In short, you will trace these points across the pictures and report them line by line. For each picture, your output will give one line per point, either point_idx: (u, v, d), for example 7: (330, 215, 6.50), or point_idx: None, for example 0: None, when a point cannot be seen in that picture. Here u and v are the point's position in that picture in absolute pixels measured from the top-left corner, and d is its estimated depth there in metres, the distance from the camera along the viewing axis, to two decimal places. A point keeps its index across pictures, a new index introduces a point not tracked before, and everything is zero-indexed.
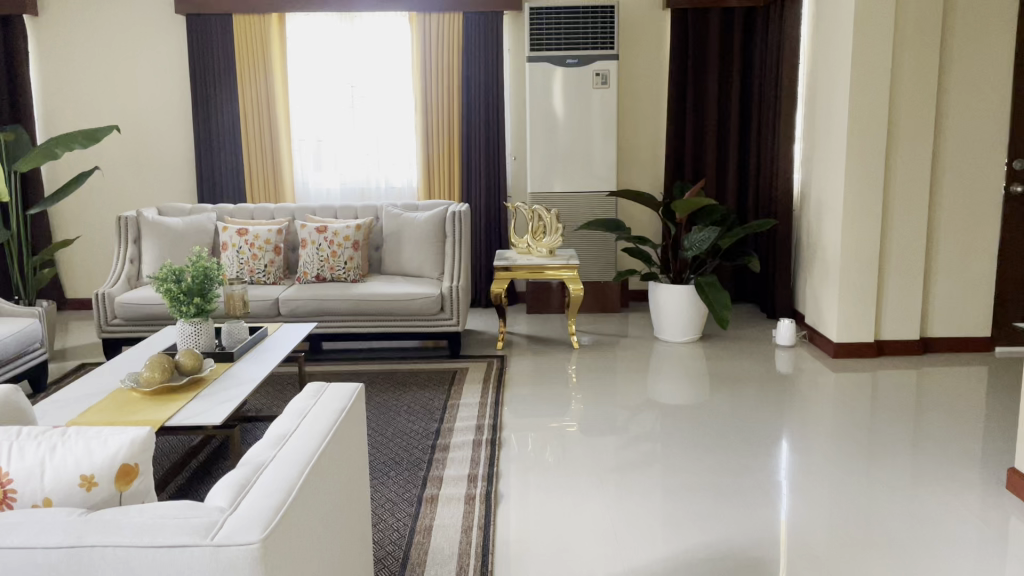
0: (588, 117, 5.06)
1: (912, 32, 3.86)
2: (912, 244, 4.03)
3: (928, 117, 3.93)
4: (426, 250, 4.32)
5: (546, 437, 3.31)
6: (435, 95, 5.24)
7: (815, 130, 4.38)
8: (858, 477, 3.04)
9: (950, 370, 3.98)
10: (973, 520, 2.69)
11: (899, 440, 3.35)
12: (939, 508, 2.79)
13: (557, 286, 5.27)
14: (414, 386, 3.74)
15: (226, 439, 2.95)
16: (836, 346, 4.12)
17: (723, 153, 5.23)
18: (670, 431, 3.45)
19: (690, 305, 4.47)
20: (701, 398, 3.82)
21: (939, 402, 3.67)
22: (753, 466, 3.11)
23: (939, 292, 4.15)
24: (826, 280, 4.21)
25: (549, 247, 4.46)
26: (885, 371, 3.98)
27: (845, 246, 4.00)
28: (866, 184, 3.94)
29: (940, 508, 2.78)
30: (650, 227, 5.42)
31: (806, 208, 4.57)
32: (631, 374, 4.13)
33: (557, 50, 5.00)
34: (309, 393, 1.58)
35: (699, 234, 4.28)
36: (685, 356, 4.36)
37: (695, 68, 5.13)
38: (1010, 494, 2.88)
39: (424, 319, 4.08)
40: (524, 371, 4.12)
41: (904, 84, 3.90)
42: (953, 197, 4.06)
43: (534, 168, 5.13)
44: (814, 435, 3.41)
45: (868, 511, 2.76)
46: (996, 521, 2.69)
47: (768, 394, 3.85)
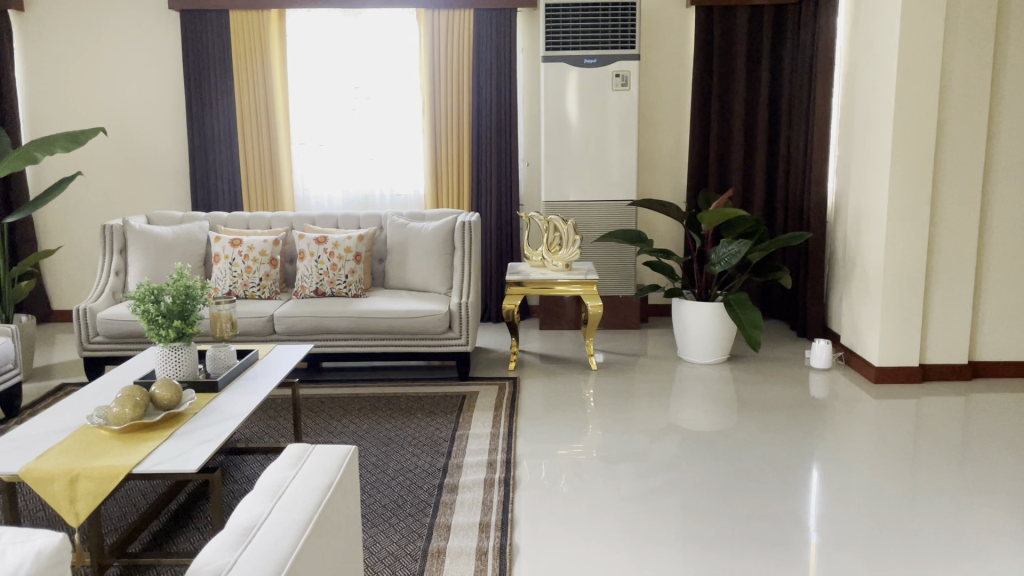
0: (605, 120, 4.76)
1: (963, 30, 3.55)
2: (961, 259, 3.71)
3: (980, 122, 3.61)
4: (433, 263, 4.02)
5: (566, 470, 2.99)
6: (443, 97, 4.94)
7: (854, 137, 4.07)
8: (913, 516, 2.71)
9: (1003, 398, 3.66)
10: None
11: (955, 475, 3.02)
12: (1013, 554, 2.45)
13: (571, 300, 4.96)
14: (420, 414, 3.43)
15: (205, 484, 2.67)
16: (877, 370, 3.80)
17: (751, 161, 4.92)
18: (702, 463, 3.13)
19: (716, 325, 4.15)
20: (731, 426, 3.50)
21: (995, 432, 3.35)
22: (795, 502, 2.80)
23: (989, 313, 3.83)
24: (867, 298, 3.90)
25: (565, 260, 4.15)
26: (930, 398, 3.66)
27: (889, 261, 3.68)
28: (911, 193, 3.62)
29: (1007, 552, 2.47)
30: (671, 239, 5.12)
31: (843, 220, 4.26)
32: (652, 398, 3.82)
33: (574, 48, 4.70)
34: (286, 466, 1.26)
35: (728, 247, 3.97)
36: (711, 379, 4.05)
37: (720, 69, 4.83)
38: None
39: (431, 338, 3.77)
40: (538, 395, 3.81)
41: (954, 86, 3.58)
42: (1005, 211, 3.74)
43: (548, 174, 4.83)
44: (859, 467, 3.09)
45: (929, 557, 2.44)
46: None
47: (804, 420, 3.53)
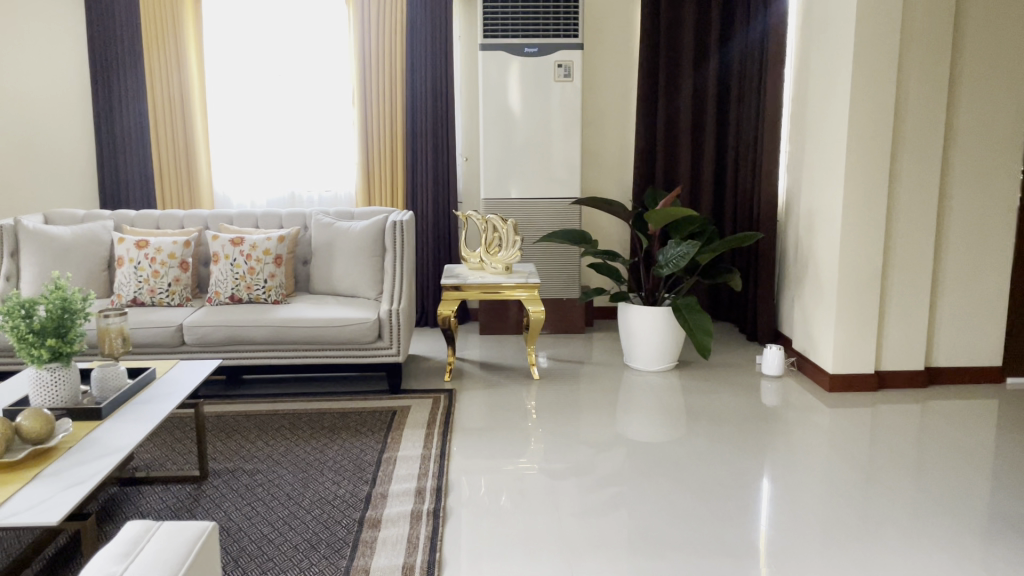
0: (547, 113, 4.51)
1: (920, 21, 3.38)
2: (918, 262, 3.56)
3: (936, 117, 3.46)
4: (361, 266, 3.71)
5: (502, 491, 2.73)
6: (375, 86, 4.62)
7: (807, 133, 3.88)
8: (874, 531, 2.51)
9: (958, 404, 3.52)
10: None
11: (916, 486, 2.84)
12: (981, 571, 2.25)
13: (512, 304, 4.71)
14: (344, 433, 3.13)
15: (78, 533, 2.30)
16: (831, 377, 3.63)
17: (699, 157, 4.73)
18: (650, 476, 2.90)
19: (665, 331, 3.94)
20: (680, 436, 3.28)
21: (953, 440, 3.19)
22: (748, 518, 2.58)
23: (945, 317, 3.69)
24: (821, 302, 3.73)
25: (504, 263, 3.88)
26: (886, 406, 3.51)
27: (843, 262, 3.51)
28: (866, 190, 3.45)
29: (966, 567, 2.29)
30: (617, 239, 4.90)
31: (794, 220, 4.08)
32: (597, 408, 3.58)
33: (514, 37, 4.43)
34: (115, 558, 0.97)
35: (676, 248, 3.75)
36: (659, 387, 3.83)
37: (668, 61, 4.61)
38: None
39: (358, 347, 3.47)
40: (475, 407, 3.53)
41: (910, 79, 3.42)
42: (963, 210, 3.59)
43: (487, 170, 4.55)
44: (814, 480, 2.89)
45: None
46: None
47: (756, 430, 3.33)
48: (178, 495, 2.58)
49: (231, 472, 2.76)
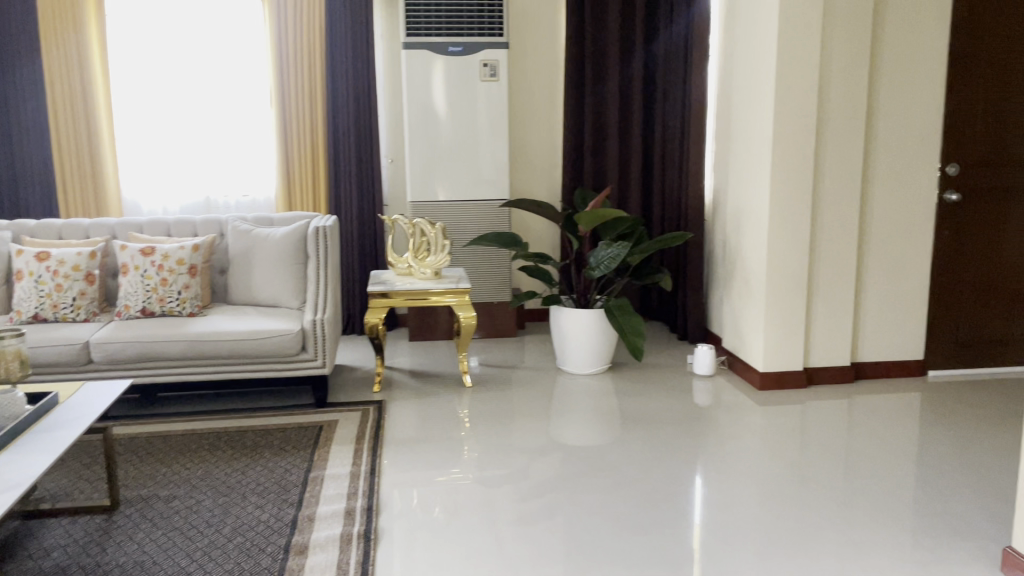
0: (473, 113, 4.42)
1: (841, 21, 3.42)
2: (843, 259, 3.62)
3: (857, 116, 3.51)
4: (282, 274, 3.56)
5: (436, 505, 2.62)
6: (293, 86, 4.46)
7: (732, 133, 3.90)
8: (810, 528, 2.50)
9: (883, 398, 3.58)
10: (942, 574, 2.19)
11: (848, 479, 2.85)
12: (917, 565, 2.26)
13: (442, 309, 4.61)
14: (267, 452, 2.98)
15: None
16: (762, 376, 3.65)
17: (627, 157, 4.71)
18: (586, 481, 2.84)
19: (597, 333, 3.90)
20: (615, 439, 3.24)
21: (881, 433, 3.23)
22: (685, 519, 2.55)
23: (870, 312, 3.75)
24: (749, 301, 3.75)
25: (433, 268, 3.77)
26: (815, 402, 3.54)
27: (771, 261, 3.53)
28: (792, 189, 3.48)
29: (898, 557, 2.30)
30: (547, 241, 4.85)
31: (722, 219, 4.10)
32: (531, 413, 3.51)
33: (437, 35, 4.33)
34: None
35: (607, 250, 3.71)
36: (593, 391, 3.79)
37: (594, 61, 4.58)
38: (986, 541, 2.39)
39: (281, 360, 3.32)
40: (406, 418, 3.42)
41: (832, 78, 3.46)
42: (884, 207, 3.66)
43: (412, 172, 4.43)
44: (749, 477, 2.89)
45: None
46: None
47: (690, 430, 3.32)
48: (87, 528, 2.40)
49: (145, 499, 2.59)
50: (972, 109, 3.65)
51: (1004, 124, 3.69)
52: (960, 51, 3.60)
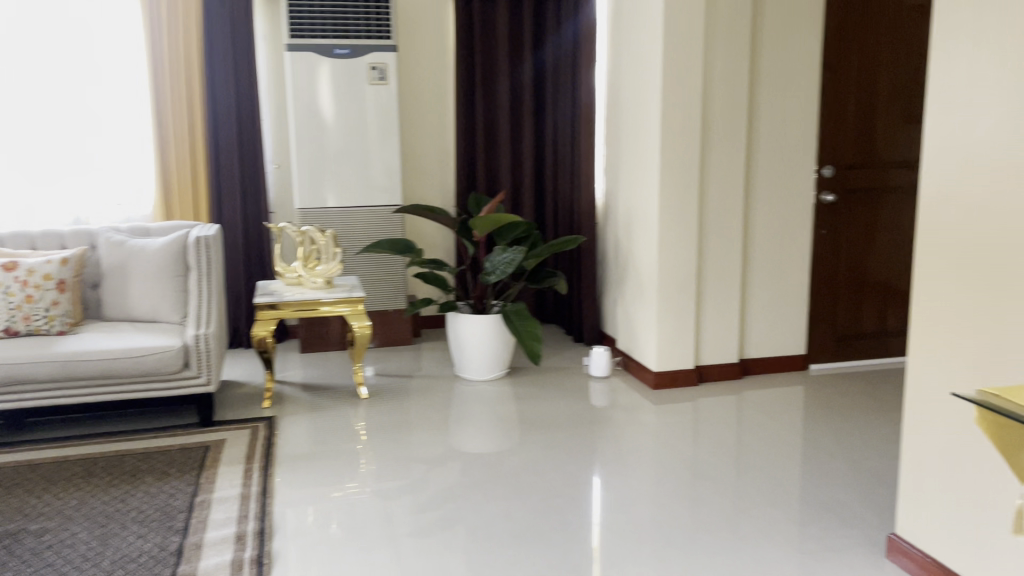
0: (362, 117, 4.32)
1: (722, 29, 3.53)
2: (729, 259, 3.73)
3: (739, 121, 3.63)
4: (161, 288, 3.36)
5: (332, 523, 2.53)
6: (169, 89, 4.25)
7: (622, 137, 3.96)
8: (707, 522, 2.55)
9: (770, 393, 3.72)
10: (829, 560, 2.28)
11: (740, 473, 2.93)
12: (808, 553, 2.33)
13: (334, 319, 4.48)
14: (150, 477, 2.80)
15: None
16: (656, 376, 3.72)
17: (519, 162, 4.72)
18: (487, 489, 2.81)
19: (494, 339, 3.88)
20: (514, 444, 3.22)
21: (768, 427, 3.35)
22: (584, 521, 2.56)
23: (756, 310, 3.88)
24: (642, 302, 3.81)
25: (324, 277, 3.66)
26: (707, 399, 3.64)
27: (662, 263, 3.61)
28: (680, 192, 3.56)
29: (788, 546, 2.37)
30: (440, 246, 4.80)
31: (613, 223, 4.16)
32: (428, 422, 3.45)
33: (323, 37, 4.21)
34: None
35: (502, 255, 3.70)
36: (491, 397, 3.76)
37: (484, 65, 4.57)
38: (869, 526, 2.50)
39: (161, 378, 3.13)
40: (299, 433, 3.30)
41: (715, 84, 3.56)
42: (765, 208, 3.80)
43: (299, 178, 4.29)
44: (646, 476, 2.93)
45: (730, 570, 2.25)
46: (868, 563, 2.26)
47: (587, 432, 3.34)
48: None
49: (11, 536, 2.38)
50: (844, 115, 3.84)
51: (873, 130, 3.89)
52: (833, 59, 3.77)
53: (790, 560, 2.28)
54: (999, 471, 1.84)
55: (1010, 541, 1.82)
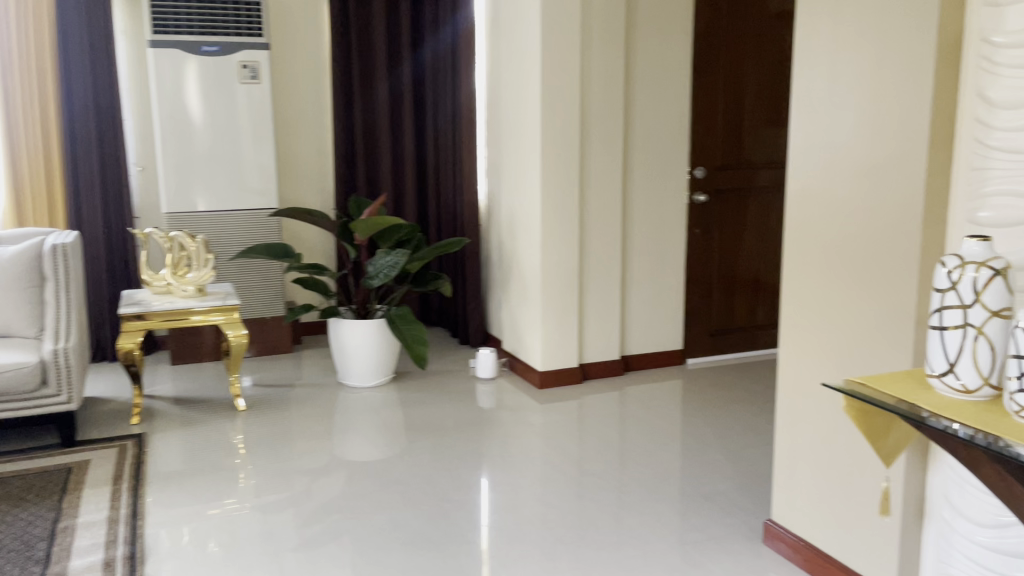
0: (234, 117, 4.15)
1: (598, 32, 3.60)
2: (609, 258, 3.81)
3: (617, 123, 3.71)
4: (13, 300, 3.11)
5: (210, 541, 2.41)
6: (20, 89, 4.00)
7: (503, 138, 3.98)
8: (594, 518, 2.58)
9: (651, 388, 3.82)
10: (709, 548, 2.35)
11: (624, 467, 2.99)
12: (691, 542, 2.40)
13: (208, 328, 4.28)
14: (4, 504, 2.59)
15: None
16: (542, 375, 3.75)
17: (400, 163, 4.66)
18: (373, 496, 2.75)
19: (377, 344, 3.80)
20: (401, 450, 3.17)
21: (650, 421, 3.44)
22: (473, 523, 2.54)
23: (636, 308, 3.98)
24: (526, 303, 3.84)
25: (196, 284, 3.49)
26: (591, 396, 3.70)
27: (545, 263, 3.64)
28: (562, 192, 3.61)
29: (672, 536, 2.44)
30: (320, 251, 4.68)
31: (496, 224, 4.17)
32: (311, 432, 3.34)
33: (189, 33, 4.02)
34: None
35: (384, 258, 3.63)
36: (375, 403, 3.69)
37: (362, 65, 4.48)
38: (747, 513, 2.60)
39: (17, 398, 2.91)
40: (172, 450, 3.13)
41: (593, 86, 3.63)
42: (643, 208, 3.91)
43: (166, 181, 4.07)
44: (533, 475, 2.94)
45: (618, 563, 2.29)
46: (746, 548, 2.35)
47: (475, 434, 3.33)
48: None
49: None
50: (713, 118, 3.99)
51: (741, 132, 4.07)
52: (702, 64, 3.92)
53: (674, 551, 2.34)
54: (863, 456, 1.95)
55: (874, 521, 1.93)
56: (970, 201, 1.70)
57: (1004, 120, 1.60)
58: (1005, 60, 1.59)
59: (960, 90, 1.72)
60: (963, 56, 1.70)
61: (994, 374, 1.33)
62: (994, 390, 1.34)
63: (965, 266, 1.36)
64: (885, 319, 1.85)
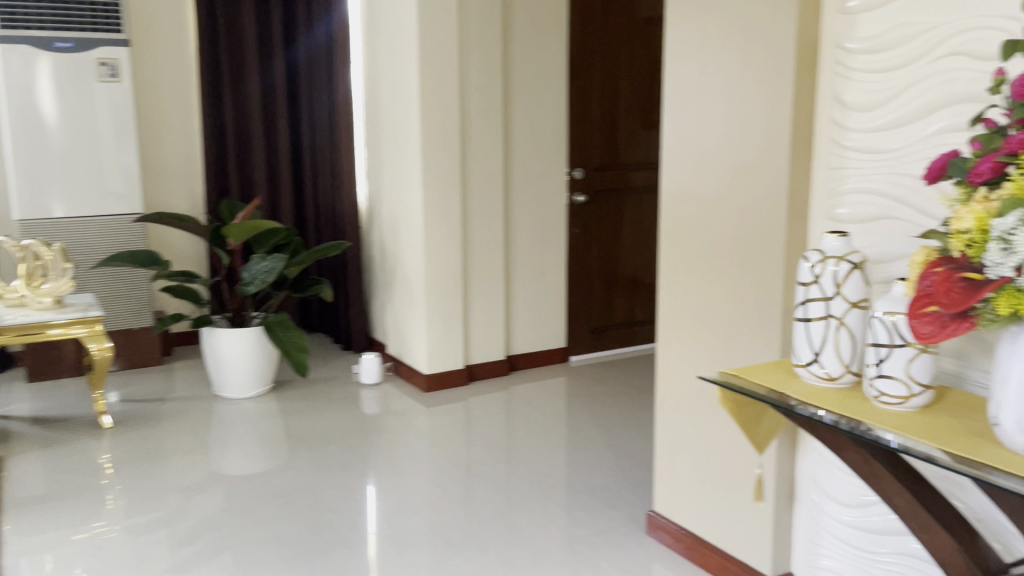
0: (92, 117, 3.91)
1: (475, 33, 3.61)
2: (492, 259, 3.83)
3: (496, 124, 3.73)
4: None
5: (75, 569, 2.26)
6: None
7: (382, 140, 3.92)
8: (483, 518, 2.59)
9: (536, 386, 3.86)
10: (595, 542, 2.40)
11: (511, 466, 3.01)
12: (578, 536, 2.44)
13: (68, 342, 4.02)
14: None
15: None
16: (428, 379, 3.72)
17: (275, 165, 4.52)
18: (255, 510, 2.65)
19: (255, 353, 3.67)
20: (282, 461, 3.07)
21: (536, 420, 3.47)
22: (359, 532, 2.49)
23: (520, 308, 4.01)
24: (410, 306, 3.80)
25: (53, 295, 3.26)
26: (477, 397, 3.70)
27: (428, 265, 3.62)
28: (443, 194, 3.59)
29: (560, 532, 2.47)
30: (191, 257, 4.48)
31: (377, 226, 4.11)
32: (186, 447, 3.19)
33: (39, 28, 3.76)
34: None
35: (260, 263, 3.51)
36: (254, 414, 3.56)
37: (232, 63, 4.31)
38: (631, 504, 2.67)
39: None
40: (30, 473, 2.91)
41: (471, 87, 3.63)
42: (524, 208, 3.94)
43: (17, 186, 3.79)
44: (421, 479, 2.91)
45: (507, 562, 2.30)
46: (631, 539, 2.41)
47: (360, 441, 3.26)
48: None
49: None
50: (590, 119, 4.07)
51: (617, 134, 4.17)
52: (578, 67, 4.00)
53: (562, 546, 2.37)
54: (737, 445, 2.03)
55: (749, 506, 2.02)
56: (829, 198, 1.81)
57: (860, 122, 1.71)
58: (858, 65, 1.70)
59: (817, 95, 1.82)
60: (820, 62, 1.80)
61: (855, 362, 1.42)
62: (856, 376, 1.42)
63: (826, 261, 1.44)
64: (755, 313, 1.93)
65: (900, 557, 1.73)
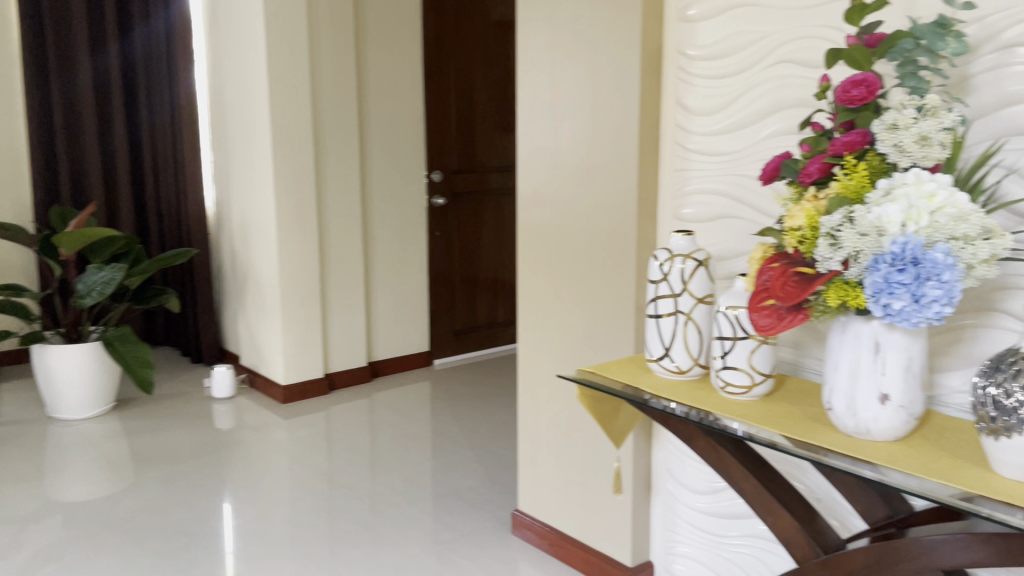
0: None
1: (327, 33, 3.53)
2: (350, 264, 3.75)
3: (351, 126, 3.66)
4: None
5: None
6: None
7: (230, 142, 3.76)
8: (347, 529, 2.53)
9: (399, 392, 3.82)
10: (462, 545, 2.39)
11: (375, 475, 2.96)
12: (445, 541, 2.42)
13: None
14: None
15: None
16: (286, 390, 3.60)
17: (112, 168, 4.24)
18: (98, 537, 2.47)
19: (95, 370, 3.43)
20: (129, 483, 2.88)
21: (400, 426, 3.43)
22: (215, 553, 2.38)
23: (380, 313, 3.96)
24: (264, 314, 3.67)
25: None
26: (338, 406, 3.62)
27: (283, 271, 3.50)
28: (297, 197, 3.49)
29: (427, 538, 2.45)
30: (18, 268, 4.13)
31: (227, 232, 3.94)
32: (16, 475, 2.94)
33: None
34: None
35: (98, 273, 3.28)
36: (95, 435, 3.32)
37: (61, 59, 4.01)
38: (495, 505, 2.68)
39: None
40: None
41: (324, 88, 3.55)
42: (381, 212, 3.89)
43: None
44: (281, 493, 2.81)
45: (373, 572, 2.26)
46: (497, 539, 2.42)
47: (214, 458, 3.11)
48: None
49: None
50: (446, 122, 4.07)
51: (473, 137, 4.19)
52: (433, 70, 3.99)
53: (428, 552, 2.35)
54: (596, 440, 2.08)
55: (609, 499, 2.07)
56: (675, 198, 1.89)
57: (701, 126, 1.79)
58: (697, 72, 1.79)
59: (661, 99, 1.89)
60: (663, 69, 1.88)
61: (702, 354, 1.48)
62: (703, 368, 1.49)
63: (674, 259, 1.51)
64: (609, 311, 1.99)
65: (749, 538, 1.83)
